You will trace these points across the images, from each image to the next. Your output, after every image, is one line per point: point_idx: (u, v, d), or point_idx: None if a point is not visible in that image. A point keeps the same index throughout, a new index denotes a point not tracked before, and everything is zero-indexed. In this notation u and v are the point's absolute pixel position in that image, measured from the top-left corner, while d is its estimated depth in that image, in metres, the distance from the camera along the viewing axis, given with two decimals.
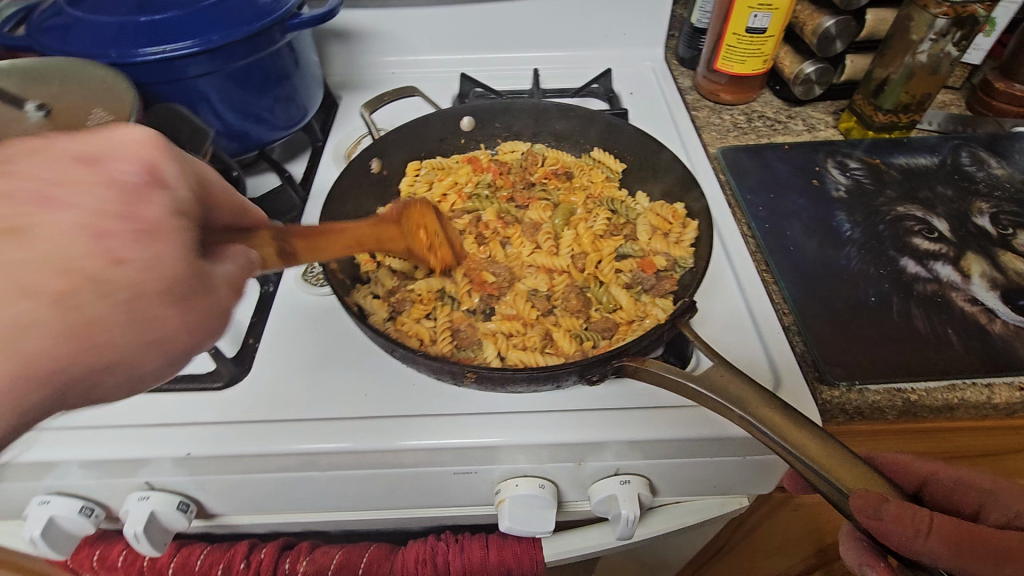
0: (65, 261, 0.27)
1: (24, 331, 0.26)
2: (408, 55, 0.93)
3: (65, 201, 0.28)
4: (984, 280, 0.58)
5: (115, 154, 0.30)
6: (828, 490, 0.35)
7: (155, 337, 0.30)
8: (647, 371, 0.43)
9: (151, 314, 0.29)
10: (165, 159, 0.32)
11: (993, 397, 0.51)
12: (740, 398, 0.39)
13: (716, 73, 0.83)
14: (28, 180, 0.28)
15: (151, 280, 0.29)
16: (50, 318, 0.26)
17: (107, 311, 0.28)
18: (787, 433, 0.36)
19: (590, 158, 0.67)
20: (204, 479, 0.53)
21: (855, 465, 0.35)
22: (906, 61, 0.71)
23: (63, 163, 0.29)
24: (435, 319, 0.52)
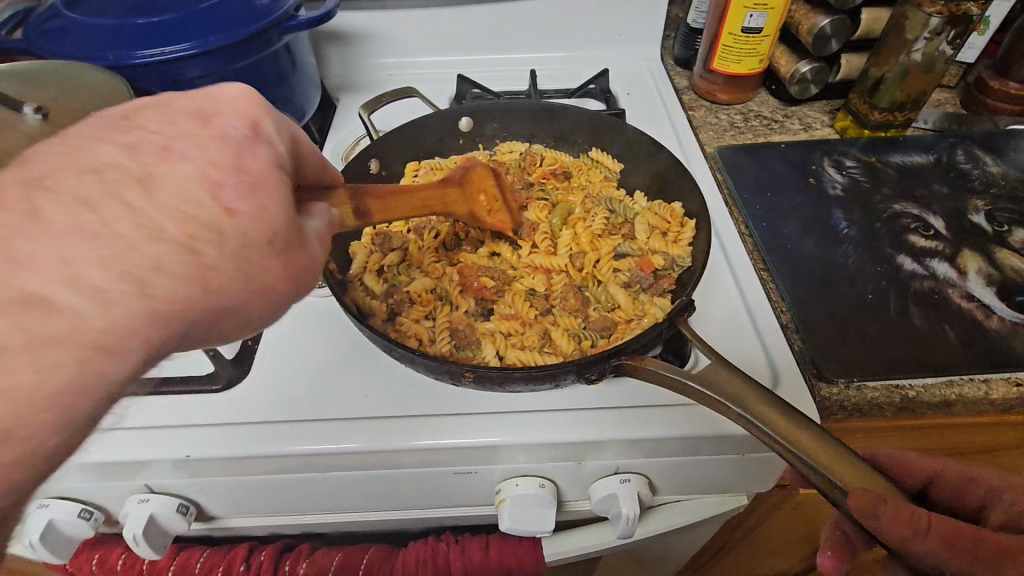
0: (184, 207, 0.28)
1: (155, 273, 0.27)
2: (405, 56, 0.93)
3: (184, 151, 0.30)
4: (980, 276, 0.58)
5: (223, 111, 0.32)
6: (828, 489, 0.35)
7: (260, 285, 0.31)
8: (647, 371, 0.43)
9: (261, 262, 0.31)
10: (264, 117, 0.33)
11: (990, 393, 0.51)
12: (741, 397, 0.39)
13: (713, 73, 0.83)
14: (146, 135, 0.30)
15: (258, 233, 0.30)
16: (177, 262, 0.27)
17: (223, 258, 0.29)
18: (788, 432, 0.36)
19: (589, 158, 0.67)
20: (204, 481, 0.53)
21: (855, 465, 0.35)
22: (901, 59, 0.71)
23: (181, 119, 0.31)
24: (434, 319, 0.52)
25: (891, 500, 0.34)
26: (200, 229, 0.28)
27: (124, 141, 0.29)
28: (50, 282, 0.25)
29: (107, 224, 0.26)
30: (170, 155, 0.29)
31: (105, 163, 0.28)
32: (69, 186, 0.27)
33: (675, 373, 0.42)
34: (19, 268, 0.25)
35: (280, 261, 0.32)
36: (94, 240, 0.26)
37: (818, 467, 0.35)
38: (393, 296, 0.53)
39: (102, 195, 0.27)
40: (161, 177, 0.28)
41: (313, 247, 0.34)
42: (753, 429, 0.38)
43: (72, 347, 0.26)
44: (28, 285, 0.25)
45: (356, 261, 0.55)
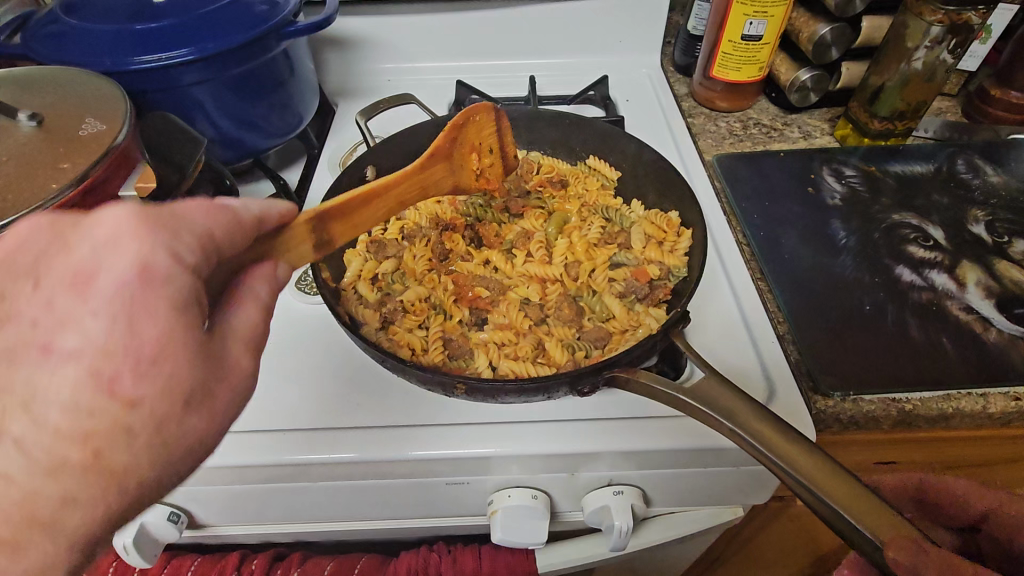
0: (72, 429, 0.26)
1: (62, 503, 0.27)
2: (404, 62, 0.93)
3: (66, 348, 0.27)
4: (979, 288, 0.58)
5: (100, 266, 0.28)
6: (858, 536, 0.33)
7: (186, 446, 0.30)
8: (658, 393, 0.42)
9: (177, 432, 0.29)
10: (150, 247, 0.29)
11: (988, 407, 0.51)
12: (757, 430, 0.38)
13: (712, 80, 0.83)
14: (32, 323, 0.28)
15: (170, 404, 0.28)
16: (79, 485, 0.27)
17: (130, 457, 0.28)
18: (811, 473, 0.35)
19: (586, 166, 0.67)
20: (195, 490, 0.52)
21: (884, 510, 0.33)
22: (901, 68, 0.71)
23: (60, 289, 0.28)
24: (428, 328, 0.51)
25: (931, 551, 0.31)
26: (102, 432, 0.27)
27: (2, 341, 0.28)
28: None
29: (3, 471, 0.26)
30: (52, 355, 0.27)
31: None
32: None
33: (683, 395, 0.41)
34: None
35: (208, 410, 0.30)
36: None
37: (842, 511, 0.33)
38: (386, 305, 0.53)
39: None
40: (44, 395, 0.26)
41: (238, 364, 0.32)
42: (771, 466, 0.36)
43: None
44: None
45: (350, 269, 0.55)
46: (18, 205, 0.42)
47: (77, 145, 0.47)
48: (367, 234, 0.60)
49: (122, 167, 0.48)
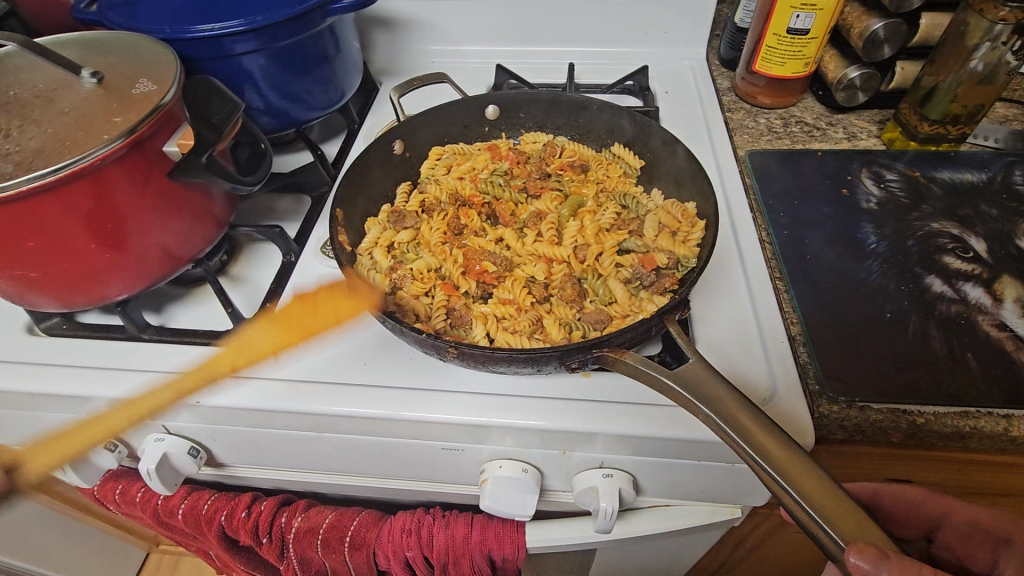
0: None
1: None
2: (448, 44, 0.95)
3: None
4: (1018, 305, 0.54)
5: None
6: (821, 538, 0.33)
7: None
8: (650, 379, 0.42)
9: None
10: None
11: (1011, 430, 0.48)
12: (743, 425, 0.37)
13: (755, 75, 0.81)
14: None
15: None
16: None
17: None
18: (781, 464, 0.35)
19: (610, 153, 0.67)
20: (214, 429, 0.57)
21: (853, 510, 0.33)
22: (957, 68, 0.66)
23: None
24: (433, 297, 0.53)
25: (892, 556, 0.31)
26: None
27: None
28: None
29: None
30: None
31: None
32: None
33: (671, 380, 0.41)
34: None
35: None
36: None
37: (812, 511, 0.33)
38: (397, 272, 0.55)
39: None
40: None
41: None
42: (751, 466, 0.36)
43: None
44: None
45: (368, 236, 0.58)
46: (74, 151, 0.47)
47: (130, 103, 0.51)
48: (389, 205, 0.62)
49: (168, 124, 0.53)
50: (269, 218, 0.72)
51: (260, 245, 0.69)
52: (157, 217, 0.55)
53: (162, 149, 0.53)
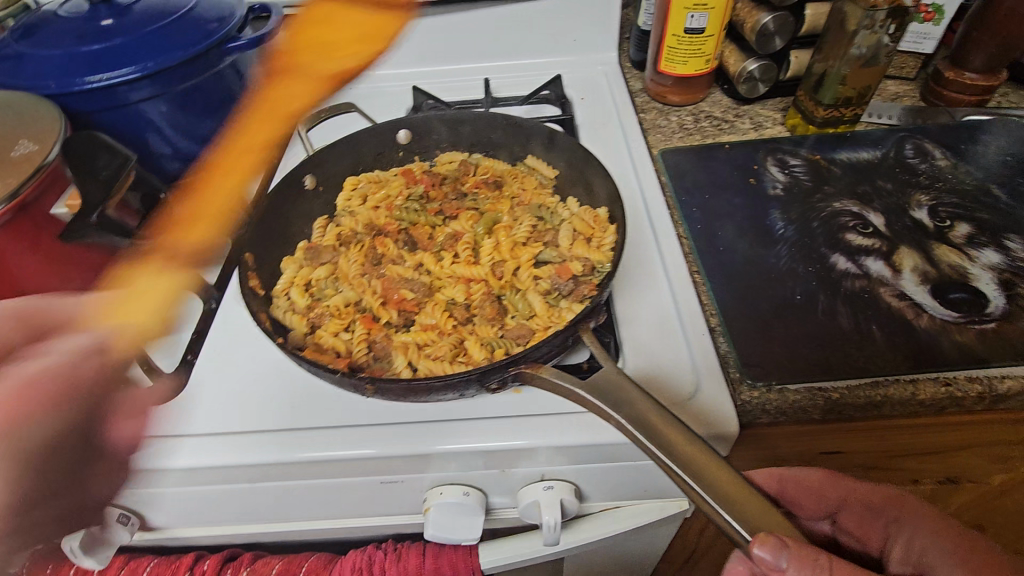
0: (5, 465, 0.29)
1: None
2: (365, 71, 0.95)
3: None
4: (916, 274, 0.57)
5: None
6: (727, 530, 0.34)
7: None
8: (564, 391, 0.42)
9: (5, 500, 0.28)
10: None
11: (918, 393, 0.50)
12: (652, 426, 0.38)
13: (662, 75, 0.83)
14: None
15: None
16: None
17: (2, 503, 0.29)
18: (687, 458, 0.36)
19: (525, 166, 0.67)
20: (144, 493, 0.54)
21: (757, 498, 0.34)
22: (842, 55, 0.70)
23: None
24: (352, 331, 0.52)
25: (792, 544, 0.33)
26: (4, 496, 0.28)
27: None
28: None
29: None
30: None
31: None
32: None
33: (586, 390, 0.41)
34: None
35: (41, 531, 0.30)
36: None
37: (717, 505, 0.34)
38: (313, 310, 0.53)
39: None
40: None
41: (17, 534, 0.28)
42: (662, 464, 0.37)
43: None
44: None
45: (284, 277, 0.56)
46: None
47: (10, 166, 0.49)
48: (305, 241, 0.61)
49: (54, 184, 0.52)
50: None
51: None
52: (46, 278, 0.53)
53: (50, 211, 0.52)
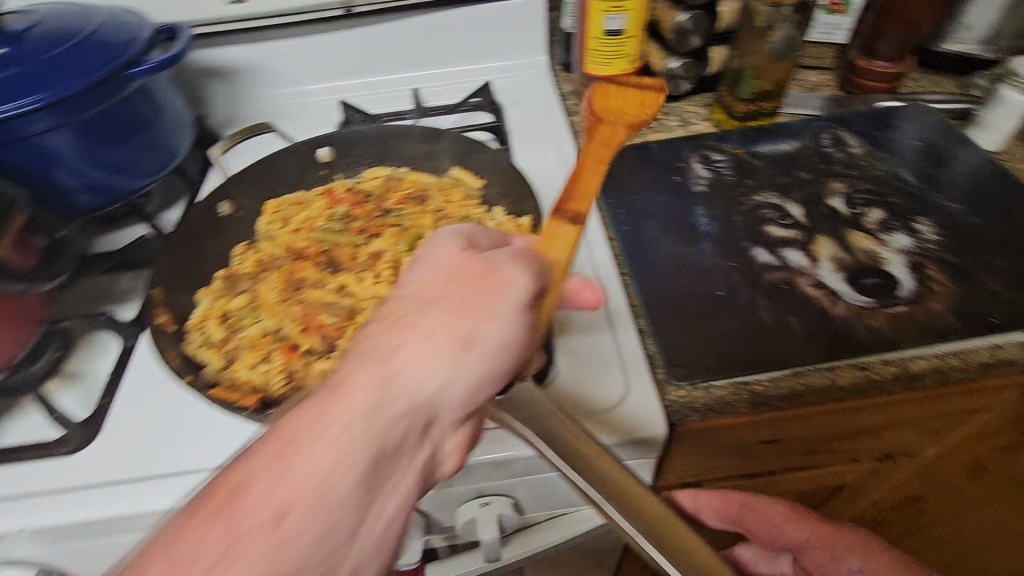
0: (308, 475, 0.31)
1: (323, 474, 0.31)
2: (291, 86, 0.92)
3: (315, 446, 0.31)
4: (832, 263, 0.58)
5: (296, 442, 0.31)
6: (648, 558, 0.38)
7: (318, 487, 0.31)
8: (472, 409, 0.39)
9: (324, 477, 0.31)
10: (303, 455, 0.31)
11: (837, 379, 0.52)
12: (569, 444, 0.38)
13: (587, 77, 0.82)
14: (310, 455, 0.31)
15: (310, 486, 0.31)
16: (320, 456, 0.31)
17: (301, 460, 0.31)
18: (608, 485, 0.38)
19: (451, 178, 0.66)
20: (62, 552, 0.50)
21: (671, 520, 0.39)
22: (755, 50, 0.72)
23: (311, 458, 0.31)
24: (271, 362, 0.50)
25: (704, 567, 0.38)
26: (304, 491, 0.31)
27: (325, 439, 0.31)
28: (306, 444, 0.31)
29: (311, 464, 0.31)
30: (285, 456, 0.31)
31: (312, 475, 0.31)
32: (297, 455, 0.31)
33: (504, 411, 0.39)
34: (303, 448, 0.31)
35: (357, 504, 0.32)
36: (325, 452, 0.31)
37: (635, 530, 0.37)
38: (229, 342, 0.52)
39: (286, 447, 0.31)
40: (290, 450, 0.31)
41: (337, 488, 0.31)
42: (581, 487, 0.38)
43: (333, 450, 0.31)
44: (292, 455, 0.31)
45: (198, 310, 0.55)
46: None
47: None
48: (223, 270, 0.59)
49: None
50: (103, 303, 0.66)
51: (94, 334, 0.63)
52: None
53: None
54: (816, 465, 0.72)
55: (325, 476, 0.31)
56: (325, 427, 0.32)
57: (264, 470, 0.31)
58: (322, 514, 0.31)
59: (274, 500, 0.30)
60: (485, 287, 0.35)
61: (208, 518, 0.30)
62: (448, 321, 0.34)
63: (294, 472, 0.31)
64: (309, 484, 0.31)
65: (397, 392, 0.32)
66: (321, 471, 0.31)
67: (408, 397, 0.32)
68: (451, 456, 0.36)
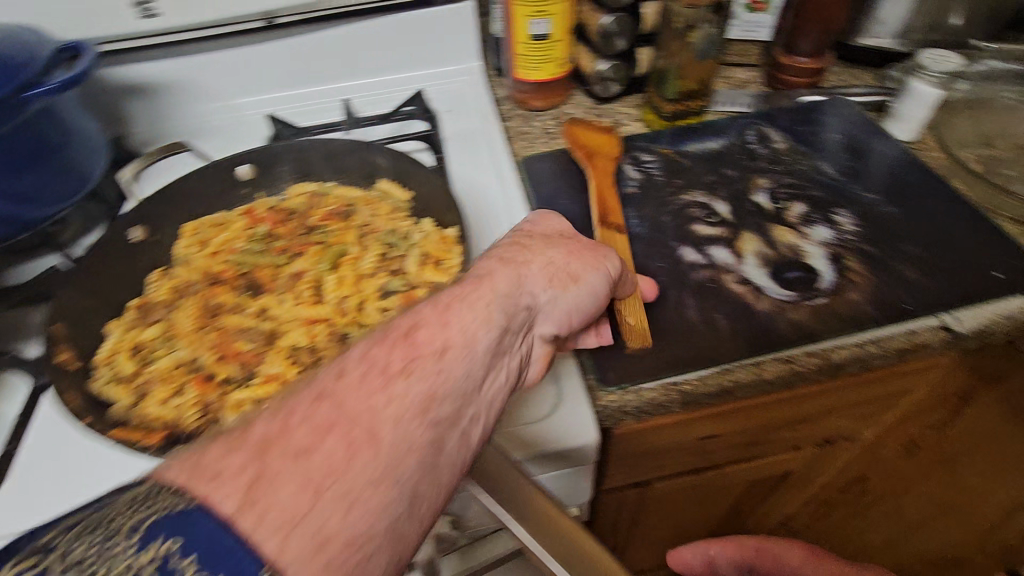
0: (439, 342, 0.36)
1: (444, 342, 0.36)
2: (217, 102, 0.89)
3: (453, 321, 0.38)
4: (757, 258, 0.59)
5: (434, 324, 0.37)
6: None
7: (443, 359, 0.36)
8: None
9: (446, 356, 0.36)
10: (448, 329, 0.37)
11: (763, 373, 0.53)
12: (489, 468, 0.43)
13: (520, 82, 0.82)
14: (444, 331, 0.37)
15: (436, 356, 0.36)
16: (450, 333, 0.37)
17: (431, 334, 0.36)
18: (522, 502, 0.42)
19: (378, 191, 0.65)
20: None
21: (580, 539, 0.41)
22: (677, 51, 0.73)
23: (433, 339, 0.36)
24: (183, 396, 0.48)
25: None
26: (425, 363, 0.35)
27: (455, 327, 0.37)
28: (450, 319, 0.38)
29: (446, 337, 0.37)
30: (418, 331, 0.36)
31: (425, 341, 0.36)
32: (423, 334, 0.36)
33: None
34: (440, 326, 0.37)
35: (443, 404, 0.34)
36: (458, 331, 0.37)
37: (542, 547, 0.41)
38: (138, 377, 0.49)
39: (408, 339, 0.36)
40: (432, 320, 0.37)
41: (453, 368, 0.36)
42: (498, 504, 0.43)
43: (460, 331, 0.37)
44: (426, 325, 0.37)
45: (106, 343, 0.52)
46: None
47: None
48: (136, 299, 0.56)
49: None
50: (9, 342, 0.62)
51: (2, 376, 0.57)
52: None
53: None
54: (760, 456, 0.74)
55: (461, 340, 0.37)
56: (478, 300, 0.40)
57: (425, 329, 0.37)
58: (429, 397, 0.34)
59: (412, 352, 0.35)
60: (589, 245, 0.48)
61: (386, 346, 0.35)
62: (564, 257, 0.45)
63: (449, 321, 0.37)
64: (451, 344, 0.36)
65: (524, 293, 0.42)
66: (453, 346, 0.36)
67: (503, 301, 0.40)
68: (535, 363, 0.44)
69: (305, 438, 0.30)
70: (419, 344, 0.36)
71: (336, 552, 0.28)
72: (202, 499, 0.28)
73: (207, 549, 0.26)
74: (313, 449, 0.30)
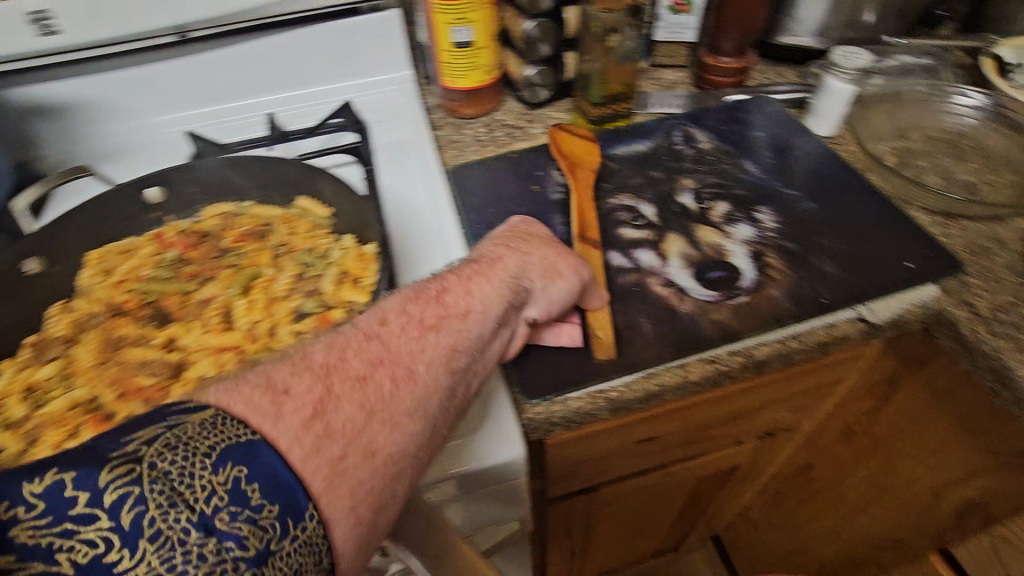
0: (458, 310, 0.43)
1: (465, 308, 0.43)
2: (134, 120, 0.85)
3: (470, 291, 0.44)
4: (681, 259, 0.60)
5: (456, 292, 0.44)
6: None
7: (461, 324, 0.42)
8: None
9: (463, 322, 0.43)
10: (471, 296, 0.44)
11: (688, 375, 0.53)
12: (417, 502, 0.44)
13: (448, 90, 0.81)
14: (465, 299, 0.44)
15: (460, 322, 0.42)
16: (470, 303, 0.44)
17: (457, 300, 0.43)
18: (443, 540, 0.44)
19: (297, 209, 0.62)
20: None
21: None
22: (600, 55, 0.73)
23: (456, 306, 0.43)
24: (77, 438, 0.45)
25: None
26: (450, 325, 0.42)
27: (472, 296, 0.44)
28: (467, 290, 0.44)
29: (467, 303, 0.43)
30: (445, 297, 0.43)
31: (449, 310, 0.42)
32: (447, 299, 0.43)
33: None
34: (461, 294, 0.44)
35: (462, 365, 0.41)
36: (475, 302, 0.44)
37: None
38: (28, 422, 0.46)
39: (437, 301, 0.43)
40: (453, 290, 0.44)
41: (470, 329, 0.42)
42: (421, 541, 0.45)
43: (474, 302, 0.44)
44: (451, 293, 0.44)
45: None
46: None
47: None
48: (33, 336, 0.54)
49: None
50: None
51: None
52: None
53: None
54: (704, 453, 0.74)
55: (481, 305, 0.44)
56: (494, 275, 0.46)
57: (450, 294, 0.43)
58: (448, 356, 0.40)
59: (440, 313, 0.42)
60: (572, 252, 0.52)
61: (419, 304, 0.42)
62: (554, 255, 0.50)
63: (471, 289, 0.44)
64: (469, 308, 0.43)
65: (525, 278, 0.47)
66: (473, 312, 0.43)
67: (520, 288, 0.47)
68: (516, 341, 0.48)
69: (360, 368, 0.36)
70: (447, 307, 0.43)
71: (379, 464, 0.34)
72: (278, 416, 0.32)
73: (270, 480, 0.30)
74: (366, 379, 0.36)
